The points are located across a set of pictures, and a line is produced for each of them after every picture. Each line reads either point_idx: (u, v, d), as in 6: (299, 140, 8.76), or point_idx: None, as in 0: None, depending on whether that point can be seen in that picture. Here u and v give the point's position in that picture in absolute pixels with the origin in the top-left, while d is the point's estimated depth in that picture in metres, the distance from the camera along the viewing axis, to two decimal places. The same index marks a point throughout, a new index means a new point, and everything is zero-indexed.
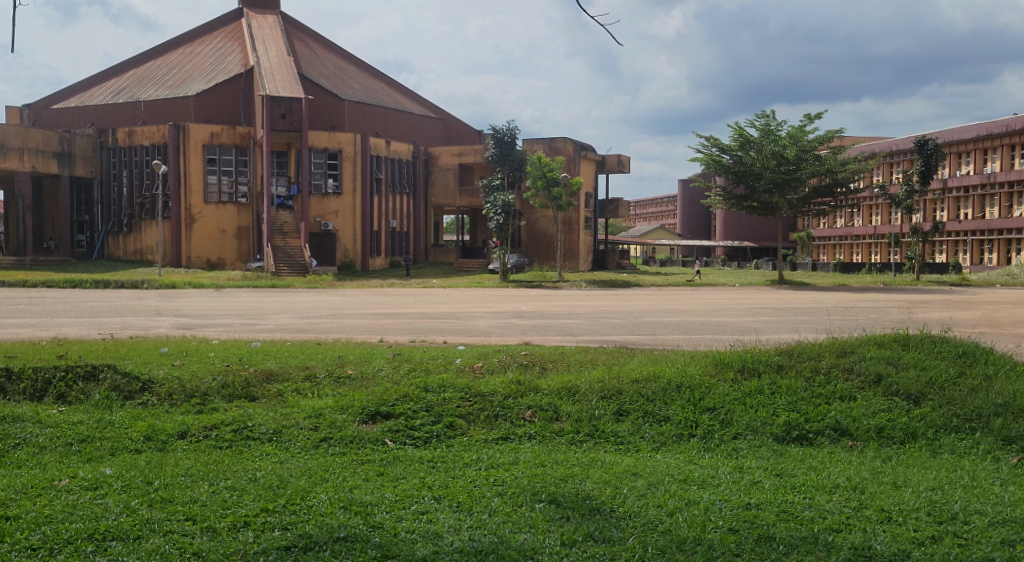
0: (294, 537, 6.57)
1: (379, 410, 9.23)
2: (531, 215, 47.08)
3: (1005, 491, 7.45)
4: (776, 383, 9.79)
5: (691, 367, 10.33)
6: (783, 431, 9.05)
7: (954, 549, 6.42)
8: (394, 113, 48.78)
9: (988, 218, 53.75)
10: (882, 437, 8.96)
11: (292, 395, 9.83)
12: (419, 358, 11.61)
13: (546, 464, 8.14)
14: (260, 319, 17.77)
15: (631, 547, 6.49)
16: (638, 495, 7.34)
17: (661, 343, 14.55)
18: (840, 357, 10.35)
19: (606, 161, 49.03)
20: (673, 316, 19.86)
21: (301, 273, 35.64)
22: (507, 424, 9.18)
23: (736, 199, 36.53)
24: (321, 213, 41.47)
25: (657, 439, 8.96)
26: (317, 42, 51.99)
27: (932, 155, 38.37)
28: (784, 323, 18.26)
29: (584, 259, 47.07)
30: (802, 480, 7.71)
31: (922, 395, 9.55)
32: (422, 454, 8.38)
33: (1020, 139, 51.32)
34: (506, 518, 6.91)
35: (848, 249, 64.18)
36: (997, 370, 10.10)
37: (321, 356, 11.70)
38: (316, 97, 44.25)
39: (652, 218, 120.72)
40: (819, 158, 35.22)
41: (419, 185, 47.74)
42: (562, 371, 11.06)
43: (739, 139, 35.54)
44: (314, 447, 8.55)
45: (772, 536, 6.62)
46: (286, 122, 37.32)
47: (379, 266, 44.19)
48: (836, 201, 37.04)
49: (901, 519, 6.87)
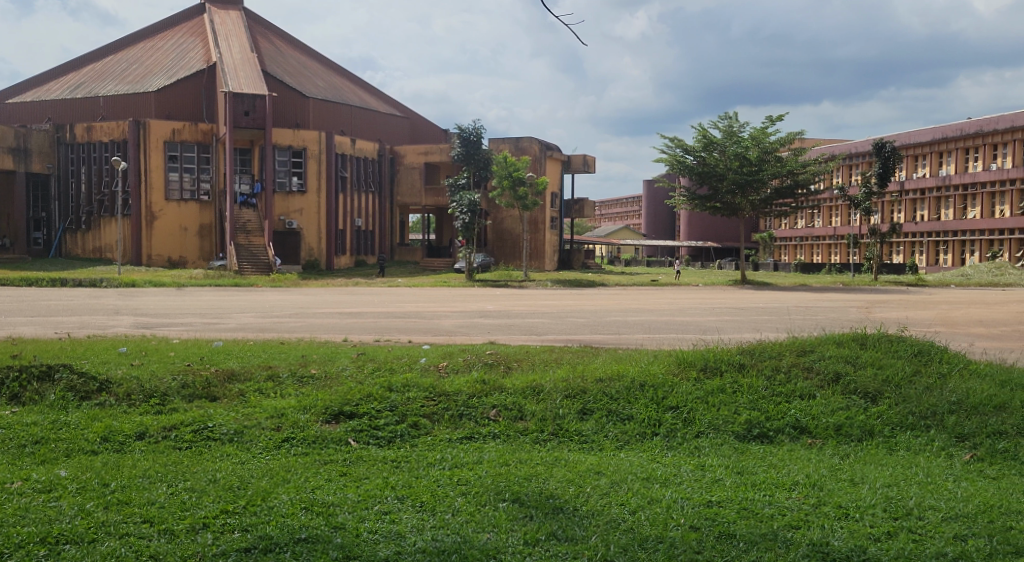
0: (254, 538, 6.52)
1: (343, 410, 9.19)
2: (497, 214, 47.07)
3: (958, 487, 7.60)
4: (738, 382, 9.89)
5: (654, 367, 10.40)
6: (744, 430, 9.14)
7: (909, 544, 6.54)
8: (359, 111, 48.49)
9: (944, 219, 54.75)
10: (840, 434, 9.10)
11: (254, 395, 9.75)
12: (383, 357, 11.57)
13: (510, 463, 8.16)
14: (221, 318, 17.56)
15: (593, 545, 6.51)
16: (601, 493, 7.38)
17: (624, 343, 14.57)
18: (799, 356, 10.48)
19: (572, 162, 49.21)
20: (637, 315, 19.90)
21: (265, 272, 35.29)
22: (471, 423, 9.18)
23: (700, 200, 36.80)
24: (285, 212, 41.07)
25: (620, 438, 9.01)
26: (280, 39, 51.49)
27: (890, 157, 38.91)
28: (745, 322, 18.34)
29: (549, 259, 47.15)
30: (762, 478, 7.80)
31: (880, 393, 9.70)
32: (385, 454, 8.36)
33: (974, 143, 52.29)
34: (469, 518, 6.92)
35: (809, 250, 64.96)
36: (950, 369, 10.28)
37: (283, 355, 11.60)
38: (279, 94, 43.83)
39: (617, 219, 121.14)
40: (781, 159, 35.67)
41: (385, 184, 47.51)
42: (526, 370, 11.07)
43: (702, 140, 35.82)
44: (276, 448, 8.49)
45: (732, 533, 6.70)
46: (250, 120, 36.92)
47: (344, 264, 43.93)
48: (796, 201, 37.46)
49: (858, 516, 6.99)
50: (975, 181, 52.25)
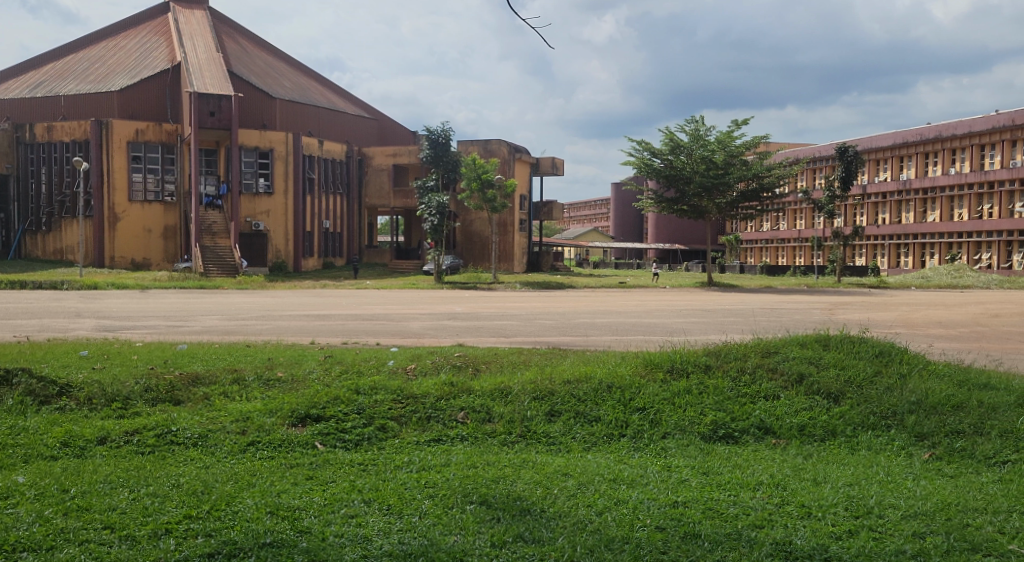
0: (218, 543, 6.46)
1: (309, 413, 9.16)
2: (467, 216, 47.08)
3: (917, 485, 7.74)
4: (704, 383, 10.00)
5: (622, 367, 10.52)
6: (710, 430, 9.22)
7: (869, 542, 6.65)
8: (326, 113, 48.24)
9: (905, 222, 55.62)
10: (804, 434, 9.22)
11: (218, 399, 9.68)
12: (351, 359, 11.54)
13: (477, 465, 8.16)
14: (186, 320, 17.53)
15: (560, 547, 6.54)
16: (568, 495, 7.41)
17: (591, 344, 14.79)
18: (764, 357, 10.61)
19: (541, 164, 49.32)
20: (604, 317, 20.17)
21: (231, 273, 35.04)
22: (439, 426, 9.18)
23: (667, 202, 37.05)
24: (252, 213, 40.79)
25: (588, 440, 9.06)
26: (246, 39, 51.06)
27: (852, 161, 39.39)
28: (710, 324, 18.68)
29: (518, 261, 47.29)
30: (727, 478, 7.89)
31: (842, 394, 9.84)
32: (352, 458, 8.33)
33: (934, 148, 53.21)
34: (436, 520, 6.92)
35: (774, 252, 65.78)
36: (910, 369, 10.44)
37: (249, 358, 11.51)
38: (245, 95, 43.43)
39: (585, 221, 121.77)
40: (746, 162, 36.07)
41: (353, 185, 47.34)
42: (495, 371, 11.16)
43: (669, 143, 36.04)
44: (241, 451, 8.43)
45: (697, 533, 6.76)
46: (215, 120, 36.57)
47: (312, 266, 43.70)
48: (761, 204, 37.85)
49: (820, 514, 7.08)
50: (935, 186, 53.19)
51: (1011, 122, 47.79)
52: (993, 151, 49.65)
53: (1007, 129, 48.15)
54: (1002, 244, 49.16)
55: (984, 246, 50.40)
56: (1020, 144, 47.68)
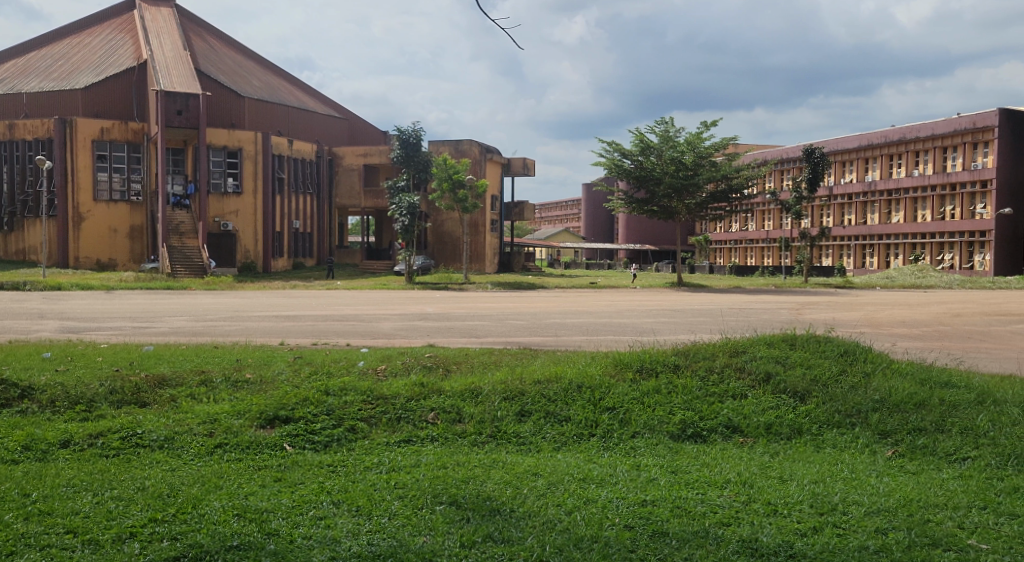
0: (183, 546, 6.42)
1: (278, 415, 9.11)
2: (438, 216, 47.01)
3: (880, 482, 7.85)
4: (672, 383, 10.07)
5: (592, 367, 10.56)
6: (679, 429, 9.29)
7: (833, 538, 6.73)
8: (295, 112, 47.92)
9: (870, 223, 56.33)
10: (770, 433, 9.31)
11: (186, 401, 9.60)
12: (321, 360, 11.52)
13: (447, 466, 8.16)
14: (152, 321, 17.45)
15: (529, 546, 6.56)
16: (538, 495, 7.44)
17: (562, 344, 14.84)
18: (732, 357, 10.70)
19: (512, 164, 49.35)
20: (574, 317, 20.26)
21: (199, 274, 34.75)
22: (409, 426, 9.16)
23: (637, 203, 37.25)
24: (220, 213, 40.41)
25: (557, 440, 9.08)
26: (214, 37, 50.58)
27: (818, 163, 39.81)
28: (680, 324, 18.78)
29: (489, 261, 47.29)
30: (695, 476, 7.96)
31: (807, 393, 9.95)
32: (321, 459, 8.30)
33: (899, 150, 53.96)
34: (405, 521, 6.91)
35: (743, 253, 66.40)
36: (875, 368, 10.56)
37: (217, 359, 11.45)
38: (214, 93, 42.99)
39: (557, 222, 122.03)
40: (715, 164, 36.36)
41: (323, 185, 47.09)
42: (466, 372, 11.17)
43: (639, 144, 36.22)
44: (209, 453, 8.37)
45: (665, 531, 6.82)
46: (183, 119, 36.20)
47: (282, 267, 43.38)
48: (730, 205, 38.17)
49: (786, 511, 7.17)
50: (899, 187, 53.93)
51: (973, 125, 48.67)
52: (955, 153, 50.50)
53: (969, 132, 49.03)
54: (964, 245, 50.01)
55: (946, 246, 51.24)
56: (982, 146, 48.59)
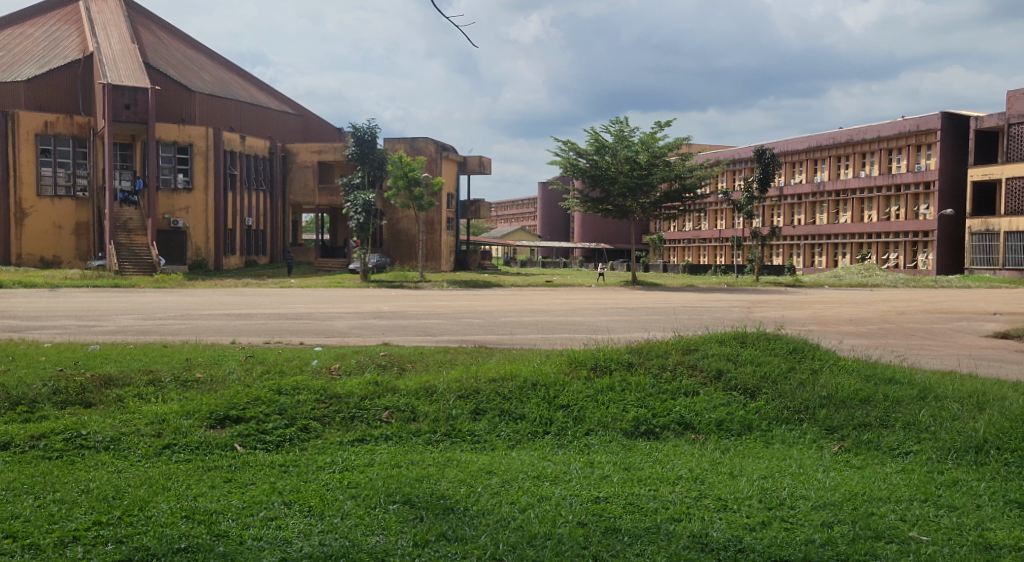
0: (129, 549, 6.32)
1: (228, 415, 9.00)
2: (393, 214, 46.78)
3: (827, 477, 8.00)
4: (626, 380, 10.15)
5: (546, 366, 10.60)
6: (632, 426, 9.35)
7: (781, 532, 6.83)
8: (247, 107, 47.29)
9: (819, 223, 57.25)
10: (721, 429, 9.43)
11: (133, 401, 9.43)
12: (273, 359, 11.34)
13: (401, 465, 8.13)
14: (98, 320, 17.04)
15: (482, 545, 6.56)
16: (492, 493, 7.45)
17: (517, 342, 14.78)
18: (684, 354, 10.83)
19: (468, 163, 49.30)
20: (529, 316, 20.24)
21: (148, 272, 34.22)
22: (363, 426, 9.10)
23: (592, 202, 37.43)
24: (170, 209, 39.78)
25: (512, 438, 9.09)
26: (164, 30, 49.70)
27: (769, 163, 40.32)
28: (634, 322, 18.85)
29: (445, 259, 47.16)
30: (648, 473, 8.04)
31: (757, 389, 10.09)
32: (273, 459, 8.22)
33: (847, 151, 54.93)
34: (359, 521, 6.87)
35: (696, 252, 67.11)
36: (822, 365, 10.75)
37: (165, 358, 11.27)
38: (163, 88, 42.21)
39: (513, 219, 122.16)
40: (669, 163, 36.64)
41: (276, 182, 46.61)
42: (420, 371, 11.10)
43: (594, 143, 36.42)
44: (157, 455, 8.23)
45: (618, 528, 6.87)
46: (131, 114, 35.54)
47: (234, 265, 42.78)
48: (683, 204, 38.52)
49: (735, 507, 7.27)
50: (847, 188, 54.90)
51: (916, 127, 49.86)
52: (900, 155, 51.63)
53: (913, 134, 50.25)
54: (908, 244, 51.14)
55: (891, 246, 52.35)
56: (926, 148, 49.92)
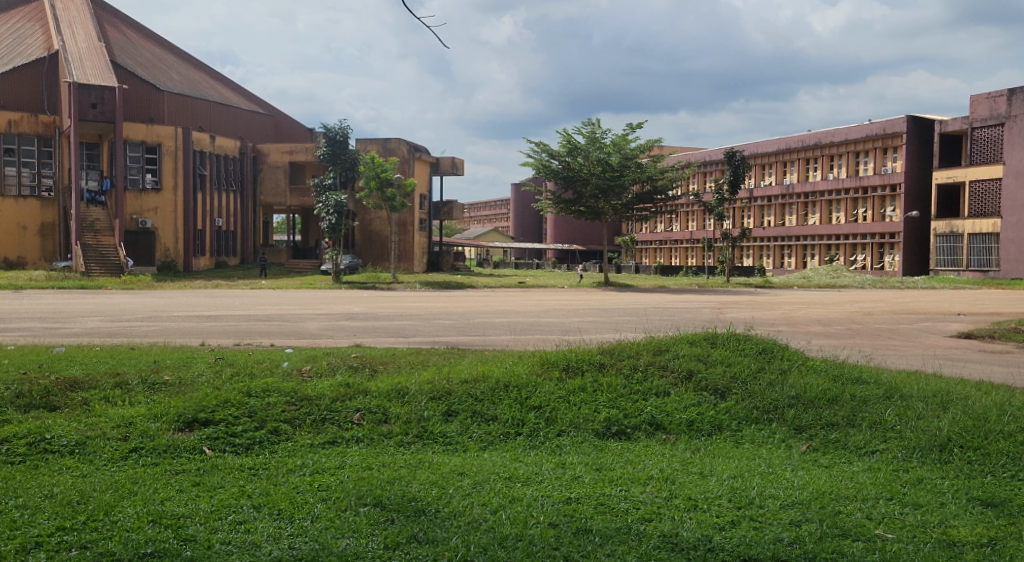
0: (94, 555, 6.23)
1: (197, 418, 8.91)
2: (365, 215, 46.63)
3: (796, 476, 8.08)
4: (598, 381, 10.18)
5: (518, 367, 10.62)
6: (603, 427, 9.37)
7: (749, 532, 6.88)
8: (216, 107, 46.88)
9: (788, 225, 57.75)
10: (692, 429, 9.47)
11: (99, 404, 9.32)
12: (243, 361, 11.25)
13: (373, 467, 8.10)
14: (64, 322, 16.80)
15: (453, 546, 6.55)
16: (463, 494, 7.44)
17: (490, 343, 14.82)
18: (656, 355, 10.88)
19: (440, 164, 49.25)
20: (502, 316, 20.26)
21: (115, 274, 33.92)
22: (334, 428, 9.05)
23: (565, 204, 37.53)
24: (138, 210, 39.33)
25: (484, 439, 9.08)
26: (132, 28, 49.12)
27: (739, 165, 40.66)
28: (606, 323, 18.95)
29: (418, 260, 47.08)
30: (619, 473, 8.06)
31: (728, 390, 10.17)
32: (242, 462, 8.15)
33: (816, 153, 55.49)
34: (328, 524, 6.83)
35: (668, 253, 67.48)
36: (791, 365, 10.84)
37: (133, 360, 11.12)
38: (131, 86, 41.70)
39: (486, 221, 122.09)
40: (640, 165, 36.82)
41: (246, 183, 46.28)
42: (392, 372, 11.06)
43: (567, 145, 36.51)
44: (123, 458, 8.13)
45: (588, 529, 6.88)
46: (98, 113, 35.10)
47: (203, 265, 42.37)
48: (655, 206, 38.73)
49: (705, 506, 7.31)
50: (815, 190, 55.49)
51: (882, 131, 50.56)
52: (867, 158, 52.30)
53: (879, 138, 50.92)
54: (876, 246, 51.77)
55: (859, 248, 52.97)
56: (892, 151, 50.60)
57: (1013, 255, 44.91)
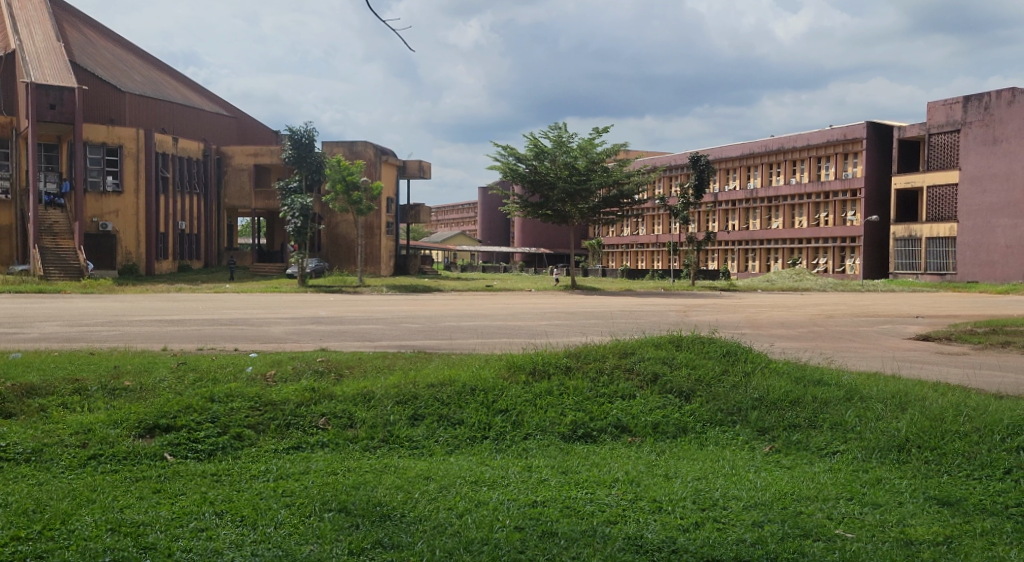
0: None
1: (158, 424, 8.79)
2: (332, 219, 46.41)
3: (759, 477, 8.15)
4: (564, 384, 10.22)
5: (485, 371, 10.61)
6: (569, 430, 9.40)
7: (713, 532, 6.92)
8: (179, 109, 46.34)
9: (752, 229, 58.30)
10: (657, 432, 9.52)
11: (57, 410, 9.15)
12: (206, 366, 11.12)
13: (338, 472, 8.04)
14: (23, 327, 16.49)
15: (419, 551, 6.52)
16: (429, 498, 7.41)
17: (456, 347, 14.82)
18: (622, 358, 10.93)
19: (408, 167, 49.14)
20: (469, 320, 20.24)
21: (75, 277, 33.48)
22: (299, 433, 8.98)
23: (532, 207, 37.57)
24: (98, 213, 38.78)
25: (450, 443, 9.05)
26: (92, 28, 48.40)
27: (704, 170, 40.99)
28: (573, 326, 19.01)
29: (385, 264, 46.89)
30: (585, 476, 8.07)
31: (692, 392, 10.22)
32: (205, 468, 8.04)
33: (779, 158, 56.11)
34: (292, 530, 6.76)
35: (634, 257, 67.80)
36: (753, 368, 10.91)
37: (94, 366, 10.94)
38: (91, 87, 41.04)
39: (454, 224, 121.77)
40: (607, 170, 36.95)
41: (210, 185, 45.79)
42: (358, 377, 10.97)
43: (534, 149, 36.55)
44: (81, 466, 8.00)
45: (554, 531, 6.89)
46: (56, 113, 34.56)
47: (166, 269, 41.85)
48: (622, 210, 38.91)
49: (669, 508, 7.35)
50: (778, 195, 56.12)
51: (843, 136, 51.29)
52: (829, 163, 53.04)
53: (840, 143, 51.65)
54: (837, 250, 52.47)
55: (821, 251, 53.69)
56: (852, 157, 51.35)
57: (970, 259, 45.72)
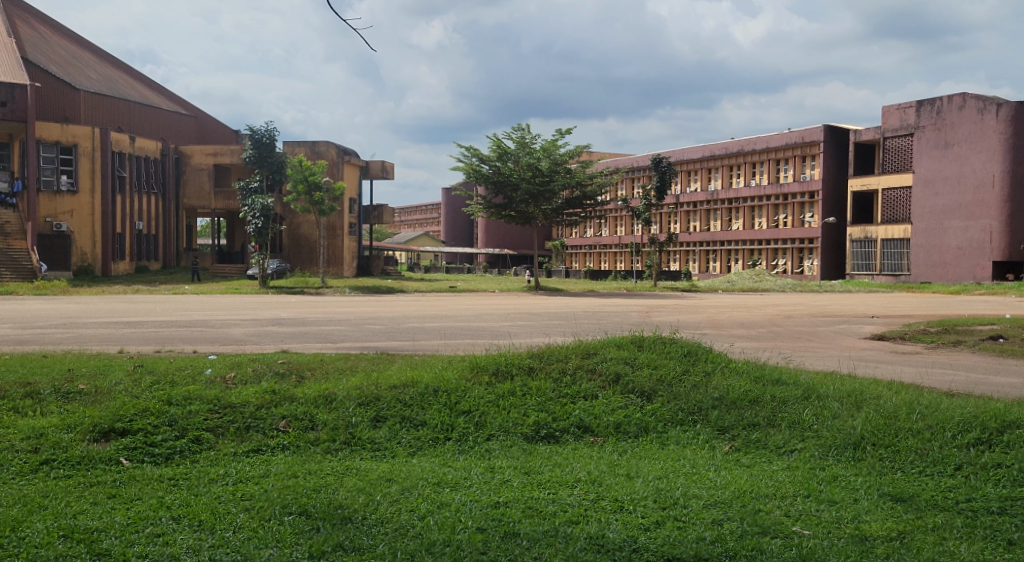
0: None
1: (113, 428, 8.63)
2: (293, 219, 46.04)
3: (718, 475, 8.22)
4: (527, 384, 10.22)
5: (448, 371, 10.56)
6: (532, 431, 9.40)
7: (674, 531, 6.96)
8: (136, 107, 45.61)
9: (713, 230, 58.82)
10: (619, 432, 9.55)
11: (8, 415, 8.96)
12: (163, 369, 10.95)
13: (298, 475, 7.95)
14: None
15: (380, 554, 6.47)
16: (391, 500, 7.36)
17: (419, 348, 14.79)
18: (584, 358, 10.95)
19: (370, 167, 48.86)
20: (432, 321, 20.17)
21: (28, 278, 32.85)
22: (258, 435, 8.88)
23: (495, 208, 37.57)
24: (52, 213, 38.06)
25: (413, 444, 9.01)
26: (45, 24, 47.50)
27: (665, 172, 41.30)
28: (536, 327, 19.06)
29: (347, 265, 46.63)
30: (547, 476, 8.08)
31: (654, 392, 10.27)
32: (162, 472, 7.92)
33: (739, 160, 56.67)
34: (251, 534, 6.67)
35: (597, 257, 68.07)
36: (714, 368, 10.98)
37: (45, 369, 10.70)
38: (44, 85, 40.27)
39: (417, 224, 121.17)
40: (570, 171, 37.01)
41: (168, 185, 45.16)
42: (319, 379, 10.86)
43: (497, 150, 36.54)
44: (33, 472, 7.82)
45: (516, 532, 6.88)
46: (8, 111, 33.85)
47: (123, 270, 41.20)
48: (584, 211, 39.07)
49: (631, 508, 7.37)
50: (738, 197, 56.72)
51: (801, 139, 51.96)
52: (787, 165, 53.72)
53: (798, 146, 52.35)
54: (796, 251, 53.16)
55: (780, 252, 54.34)
56: (810, 160, 52.07)
57: (924, 260, 46.60)
